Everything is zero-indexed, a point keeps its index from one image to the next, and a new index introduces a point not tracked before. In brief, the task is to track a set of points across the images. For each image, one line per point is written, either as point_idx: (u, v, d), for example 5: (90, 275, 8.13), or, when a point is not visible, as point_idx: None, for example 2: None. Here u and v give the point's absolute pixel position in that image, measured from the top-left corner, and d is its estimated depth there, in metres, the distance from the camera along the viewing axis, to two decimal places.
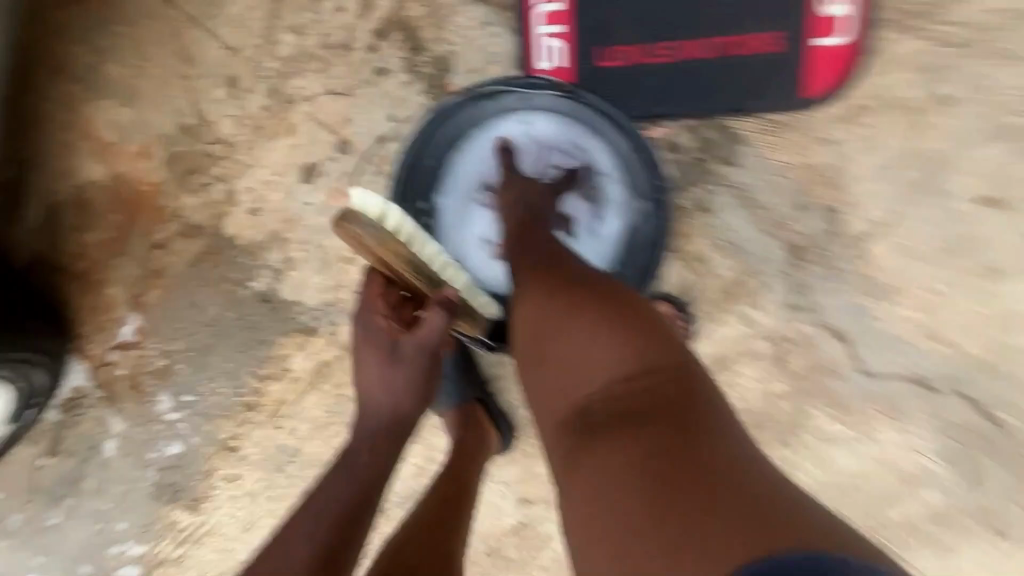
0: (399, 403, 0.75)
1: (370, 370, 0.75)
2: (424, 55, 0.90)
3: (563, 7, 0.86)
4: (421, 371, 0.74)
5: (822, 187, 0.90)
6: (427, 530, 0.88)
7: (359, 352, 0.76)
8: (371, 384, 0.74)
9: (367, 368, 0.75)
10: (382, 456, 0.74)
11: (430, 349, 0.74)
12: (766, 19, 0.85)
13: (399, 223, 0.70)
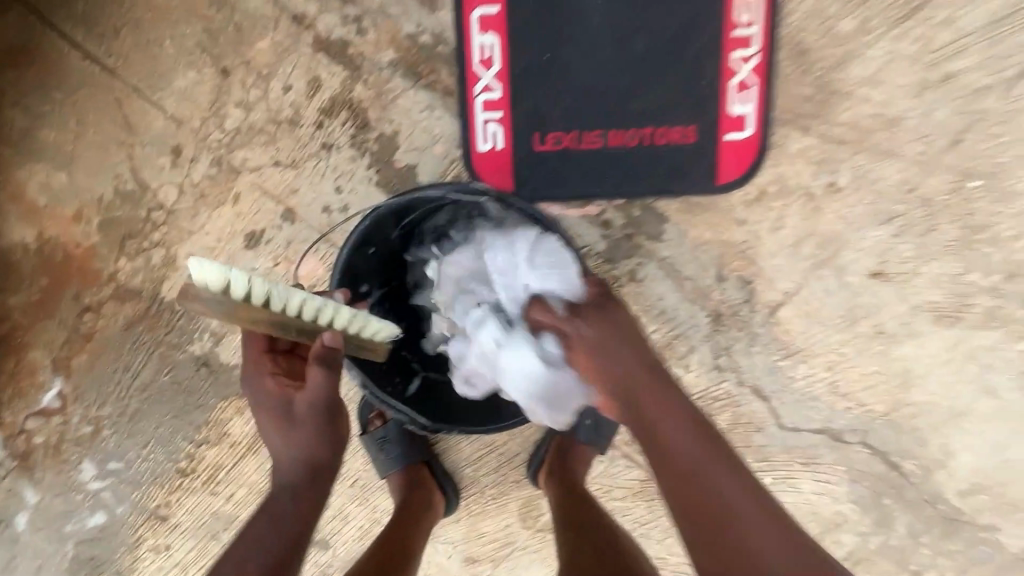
0: (308, 453, 0.69)
1: (269, 434, 0.70)
2: (370, 134, 0.94)
3: (501, 94, 0.92)
4: (324, 423, 0.70)
5: (740, 261, 0.99)
6: (377, 564, 0.88)
7: (257, 417, 0.72)
8: (273, 442, 0.70)
9: (266, 432, 0.71)
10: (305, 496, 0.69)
11: (320, 402, 0.69)
12: (683, 113, 0.94)
13: (248, 287, 0.62)
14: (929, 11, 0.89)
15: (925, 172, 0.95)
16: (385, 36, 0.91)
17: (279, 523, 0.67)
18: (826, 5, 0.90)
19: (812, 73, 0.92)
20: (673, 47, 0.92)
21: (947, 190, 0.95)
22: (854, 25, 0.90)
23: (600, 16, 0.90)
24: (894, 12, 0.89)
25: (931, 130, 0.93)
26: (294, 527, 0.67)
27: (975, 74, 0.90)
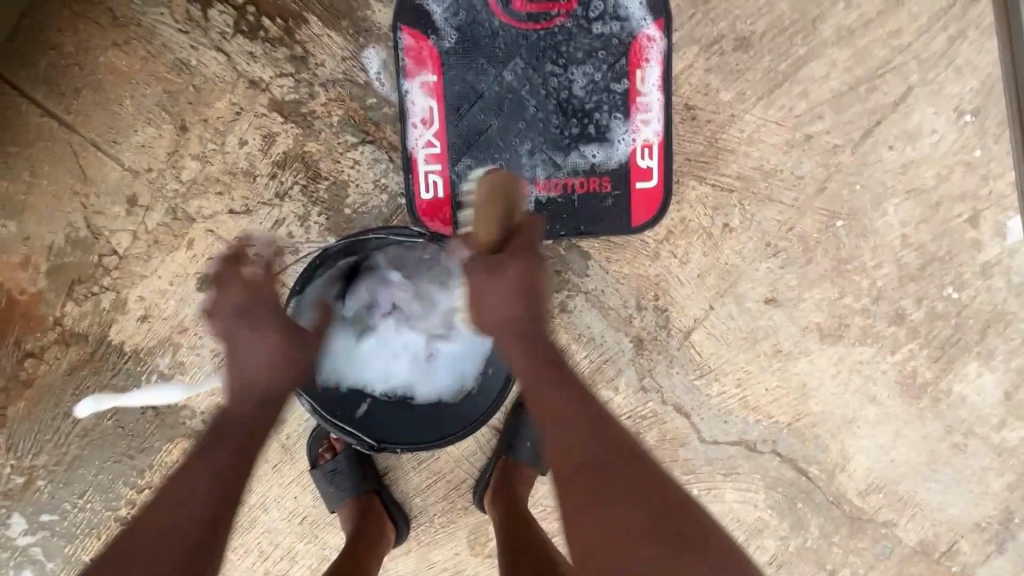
0: (273, 385, 0.82)
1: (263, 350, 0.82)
2: (322, 184, 1.03)
3: (439, 149, 1.04)
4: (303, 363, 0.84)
5: (655, 292, 1.13)
6: None
7: (247, 329, 0.82)
8: (259, 364, 0.81)
9: (262, 346, 0.82)
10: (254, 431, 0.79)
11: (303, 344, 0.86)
12: (598, 166, 1.07)
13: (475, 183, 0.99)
14: (789, 84, 1.08)
15: (799, 214, 1.13)
16: (334, 98, 1.01)
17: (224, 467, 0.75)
18: (708, 79, 1.06)
19: (702, 132, 1.08)
20: (588, 108, 1.05)
21: (818, 228, 1.14)
22: (731, 95, 1.07)
23: (518, 69, 1.02)
24: (763, 85, 1.07)
25: (802, 179, 1.11)
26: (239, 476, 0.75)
27: (830, 135, 1.10)
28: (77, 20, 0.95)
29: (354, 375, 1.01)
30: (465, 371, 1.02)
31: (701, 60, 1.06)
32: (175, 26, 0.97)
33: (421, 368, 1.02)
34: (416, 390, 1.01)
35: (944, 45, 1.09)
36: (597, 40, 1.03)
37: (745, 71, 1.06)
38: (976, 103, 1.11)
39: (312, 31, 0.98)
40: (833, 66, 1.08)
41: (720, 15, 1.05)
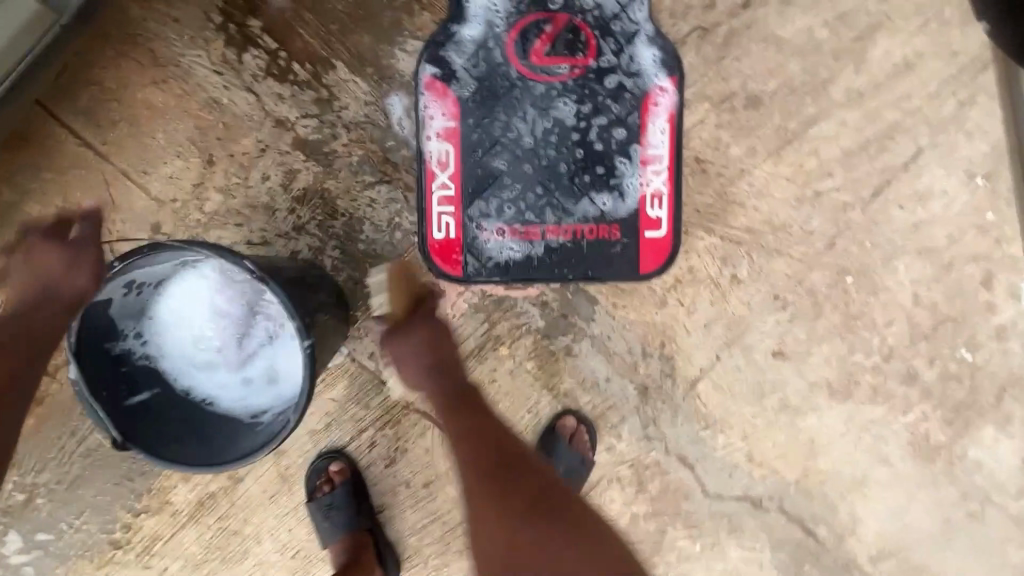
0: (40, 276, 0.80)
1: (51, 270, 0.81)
2: (338, 220, 1.06)
3: (453, 191, 1.06)
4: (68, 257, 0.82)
5: (661, 339, 1.13)
6: None
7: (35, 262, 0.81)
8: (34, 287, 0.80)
9: (47, 268, 0.81)
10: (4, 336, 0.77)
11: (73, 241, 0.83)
12: (608, 213, 1.09)
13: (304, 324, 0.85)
14: (799, 142, 1.09)
15: (809, 268, 1.13)
16: (356, 139, 1.05)
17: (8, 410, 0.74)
18: (719, 134, 1.09)
19: (712, 185, 1.10)
20: (600, 158, 1.07)
21: (828, 283, 1.13)
22: (742, 150, 1.09)
23: (532, 117, 1.05)
24: (773, 142, 1.09)
25: (811, 234, 1.12)
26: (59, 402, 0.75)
27: (840, 192, 1.11)
28: (118, 58, 1.01)
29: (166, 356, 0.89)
30: (270, 405, 0.89)
31: (713, 116, 1.08)
32: (210, 68, 1.02)
33: (213, 372, 0.89)
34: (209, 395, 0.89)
35: (955, 110, 1.10)
36: (610, 93, 1.06)
37: (755, 128, 1.09)
38: (988, 167, 1.11)
39: (339, 76, 1.03)
40: (843, 126, 1.10)
41: (732, 74, 1.07)
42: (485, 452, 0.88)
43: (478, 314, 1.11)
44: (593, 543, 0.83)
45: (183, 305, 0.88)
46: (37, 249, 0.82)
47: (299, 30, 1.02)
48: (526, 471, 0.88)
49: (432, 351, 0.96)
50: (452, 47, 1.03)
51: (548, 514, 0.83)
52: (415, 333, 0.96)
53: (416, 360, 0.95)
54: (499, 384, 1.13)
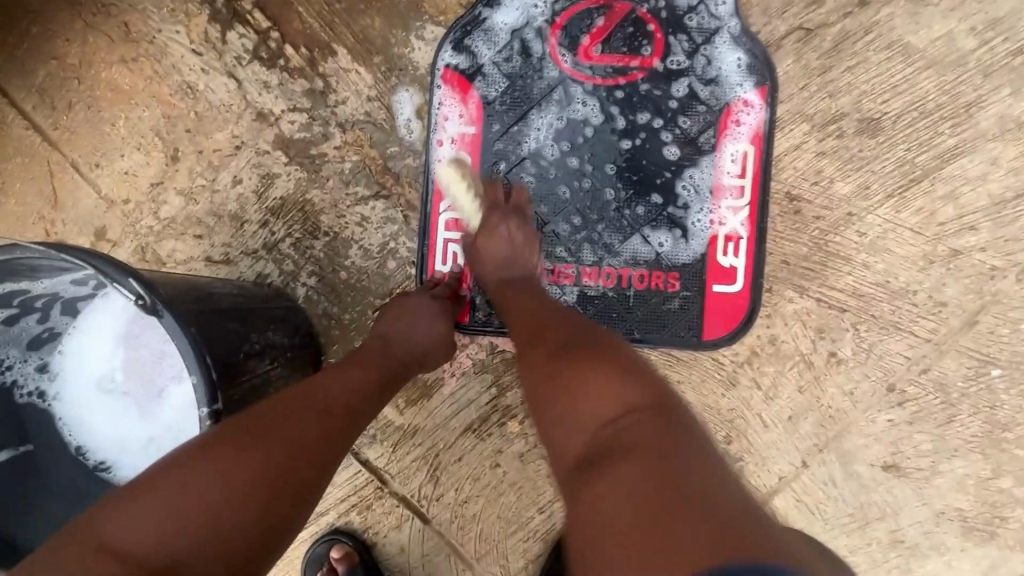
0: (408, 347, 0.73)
1: (416, 323, 0.75)
2: (318, 241, 0.84)
3: None
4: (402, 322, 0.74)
5: (726, 431, 0.84)
6: None
7: (393, 310, 0.76)
8: (406, 334, 0.73)
9: (417, 317, 0.75)
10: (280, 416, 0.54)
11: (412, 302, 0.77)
12: (665, 257, 0.83)
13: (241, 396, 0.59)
14: (930, 182, 0.82)
15: (938, 353, 0.83)
16: (351, 142, 0.84)
17: (281, 410, 0.54)
18: (821, 165, 0.82)
19: (807, 231, 0.83)
20: (659, 184, 0.82)
21: (965, 376, 0.83)
22: (850, 188, 0.82)
23: (574, 128, 0.83)
24: (894, 180, 0.82)
25: (943, 306, 0.82)
26: (344, 405, 0.60)
27: (986, 253, 0.82)
28: (86, 31, 0.85)
29: (75, 400, 0.65)
30: None
31: (813, 141, 0.82)
32: (188, 46, 0.84)
33: (122, 423, 0.65)
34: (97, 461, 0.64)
35: None
36: (679, 103, 0.82)
37: (870, 160, 0.82)
38: None
39: (338, 65, 0.84)
40: (994, 165, 0.81)
41: (842, 89, 0.82)
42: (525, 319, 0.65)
43: (484, 375, 0.85)
44: (618, 375, 0.52)
45: (94, 331, 0.65)
46: (415, 297, 0.77)
47: (298, 8, 0.84)
48: (555, 309, 0.65)
49: (508, 246, 0.74)
50: (480, 35, 0.82)
51: (563, 340, 0.58)
52: (478, 242, 0.76)
53: (493, 262, 0.75)
54: (504, 472, 0.85)
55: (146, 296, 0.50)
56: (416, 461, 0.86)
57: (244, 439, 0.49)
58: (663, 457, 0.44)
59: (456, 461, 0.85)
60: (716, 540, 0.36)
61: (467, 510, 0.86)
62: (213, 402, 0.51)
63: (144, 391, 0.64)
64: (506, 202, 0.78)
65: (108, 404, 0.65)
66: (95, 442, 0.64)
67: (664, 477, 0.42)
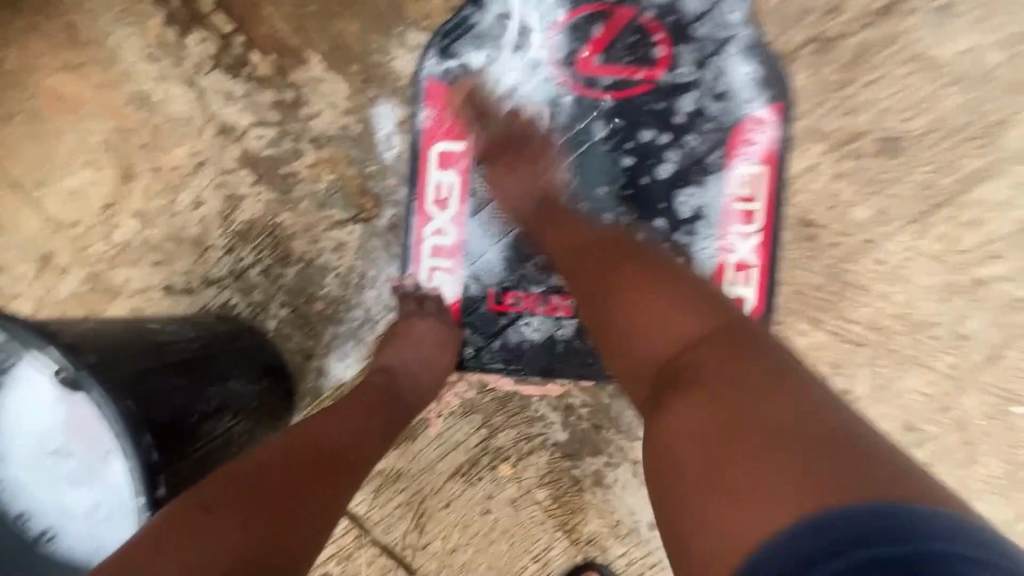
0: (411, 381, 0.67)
1: (413, 360, 0.69)
2: (290, 268, 0.77)
3: (454, 239, 0.77)
4: (413, 354, 0.69)
5: None
6: None
7: (393, 341, 0.70)
8: (405, 372, 0.67)
9: (416, 352, 0.69)
10: (288, 460, 0.49)
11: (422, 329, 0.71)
12: None
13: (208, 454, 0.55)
14: (953, 208, 0.76)
15: (959, 390, 0.78)
16: (326, 159, 0.76)
17: (291, 457, 0.50)
18: (837, 188, 0.76)
19: (821, 259, 0.77)
20: (664, 206, 0.76)
21: (986, 414, 0.78)
22: (868, 213, 0.76)
23: (573, 143, 0.75)
24: (916, 205, 0.76)
25: (965, 340, 0.77)
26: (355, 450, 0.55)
27: (1012, 283, 0.77)
28: (26, 33, 0.76)
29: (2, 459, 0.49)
30: None
31: (829, 162, 0.76)
32: (142, 52, 0.76)
33: (62, 491, 0.49)
34: (35, 535, 0.50)
35: None
36: (685, 119, 0.75)
37: (890, 183, 0.76)
38: None
39: (311, 74, 0.75)
40: (1020, 189, 0.76)
41: (861, 105, 0.75)
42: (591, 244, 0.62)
43: (473, 416, 0.78)
44: (683, 307, 0.52)
45: (17, 379, 0.48)
46: (420, 323, 0.71)
47: (265, 10, 0.75)
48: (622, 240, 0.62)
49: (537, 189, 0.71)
50: (470, 41, 0.74)
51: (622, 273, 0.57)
52: (501, 184, 0.72)
53: (524, 202, 0.71)
54: (495, 518, 0.79)
55: (69, 367, 0.47)
56: (400, 508, 0.79)
57: (252, 493, 0.45)
58: (745, 384, 0.43)
59: (444, 508, 0.79)
60: (870, 474, 0.36)
61: (455, 560, 0.79)
62: (154, 488, 0.47)
63: (86, 453, 0.48)
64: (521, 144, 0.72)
65: (44, 468, 0.49)
66: (30, 510, 0.50)
67: (761, 404, 0.42)
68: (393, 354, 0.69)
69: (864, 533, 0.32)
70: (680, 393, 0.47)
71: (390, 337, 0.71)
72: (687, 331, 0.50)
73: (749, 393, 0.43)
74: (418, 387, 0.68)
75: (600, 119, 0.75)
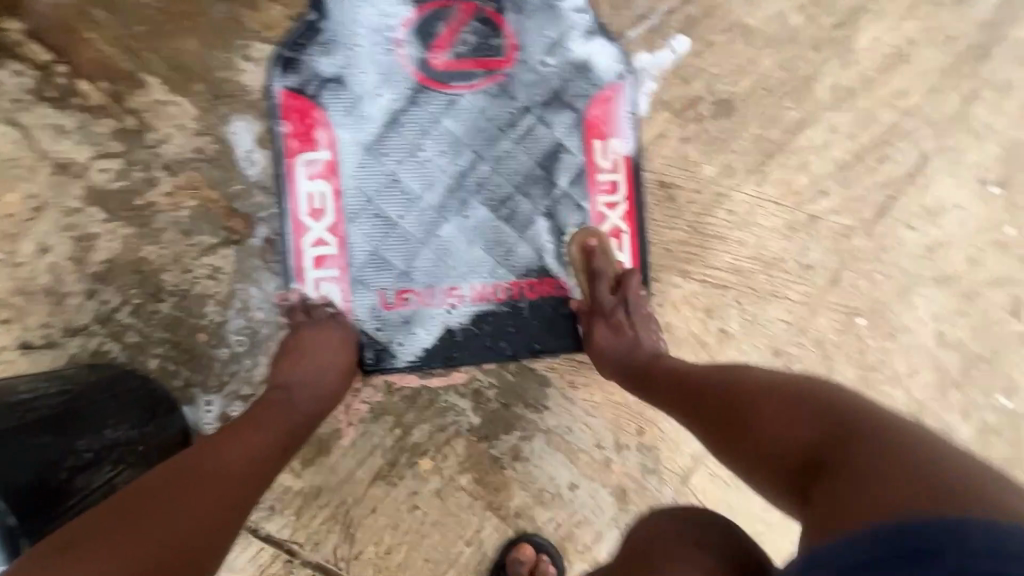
0: (315, 387, 0.68)
1: (310, 369, 0.68)
2: (164, 302, 0.73)
3: (336, 249, 0.76)
4: (315, 360, 0.69)
5: (639, 424, 0.84)
6: None
7: (286, 357, 0.69)
8: (301, 386, 0.67)
9: (312, 360, 0.69)
10: (179, 482, 0.49)
11: (318, 336, 0.71)
12: (553, 262, 0.80)
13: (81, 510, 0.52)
14: (783, 155, 0.86)
15: (812, 313, 0.89)
16: (184, 185, 0.73)
17: (175, 478, 0.49)
18: (685, 150, 0.84)
19: (682, 216, 0.85)
20: (535, 187, 0.79)
21: (836, 329, 0.90)
22: (715, 169, 0.85)
23: (441, 138, 0.76)
24: (752, 157, 0.86)
25: (810, 270, 0.88)
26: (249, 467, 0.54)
27: (839, 214, 0.89)
28: None
29: None
30: None
31: (675, 128, 0.84)
32: None
33: None
34: None
35: (957, 107, 0.90)
36: (543, 101, 0.78)
37: (728, 141, 0.85)
38: (1002, 172, 0.92)
39: (152, 97, 0.72)
40: (833, 133, 0.87)
41: (694, 74, 0.83)
42: (623, 364, 0.73)
43: (385, 419, 0.79)
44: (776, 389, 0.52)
45: None
46: (308, 333, 0.71)
47: (86, 35, 0.70)
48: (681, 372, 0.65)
49: (633, 348, 0.73)
50: (317, 48, 0.73)
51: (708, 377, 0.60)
52: (591, 335, 0.76)
53: (615, 362, 0.74)
54: (423, 513, 0.80)
55: None
56: (326, 523, 0.78)
57: (129, 520, 0.44)
58: (866, 436, 0.44)
59: (371, 514, 0.79)
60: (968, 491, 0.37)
61: (390, 561, 0.79)
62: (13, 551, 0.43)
63: None
64: (592, 305, 0.77)
65: None
66: None
67: (868, 448, 0.43)
68: (291, 364, 0.68)
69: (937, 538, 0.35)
70: (818, 468, 0.45)
71: (284, 348, 0.70)
72: (779, 396, 0.51)
73: (856, 441, 0.44)
74: (323, 392, 0.68)
75: (462, 111, 0.77)
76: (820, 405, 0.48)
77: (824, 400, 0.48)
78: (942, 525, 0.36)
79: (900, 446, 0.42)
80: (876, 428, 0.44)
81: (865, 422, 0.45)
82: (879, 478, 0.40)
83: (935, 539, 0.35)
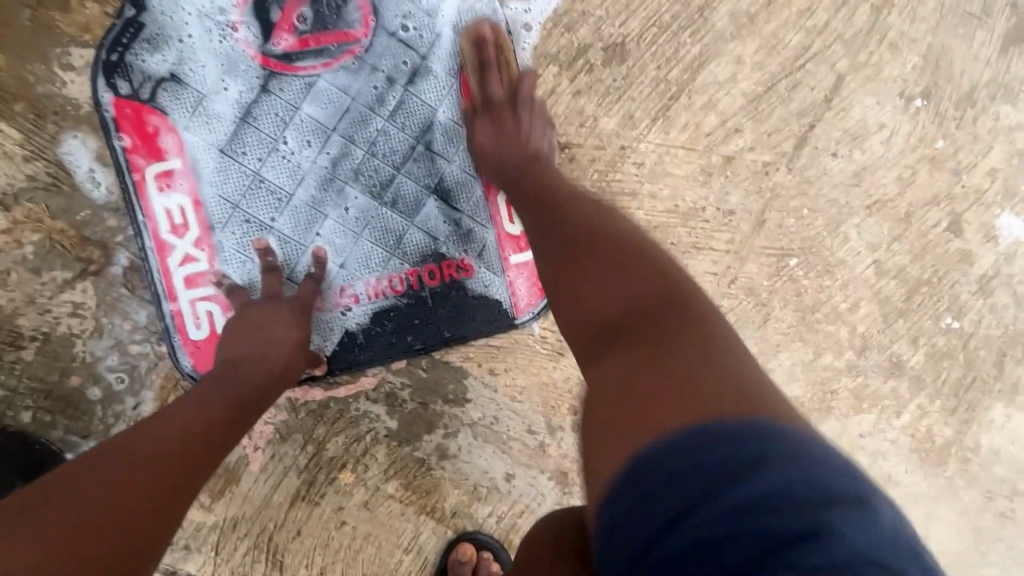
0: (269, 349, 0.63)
1: (260, 339, 0.63)
2: (26, 350, 0.67)
3: (207, 264, 0.69)
4: (268, 324, 0.65)
5: (570, 403, 0.80)
6: None
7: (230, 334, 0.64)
8: (251, 356, 0.62)
9: (263, 330, 0.64)
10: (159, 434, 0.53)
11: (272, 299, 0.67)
12: (452, 244, 0.74)
13: None
14: (687, 97, 0.80)
15: (740, 260, 0.84)
16: (24, 219, 0.66)
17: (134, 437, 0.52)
18: (580, 105, 0.77)
19: (587, 176, 0.79)
20: (418, 165, 0.72)
21: (768, 273, 0.85)
22: (615, 121, 0.78)
23: (303, 126, 0.69)
24: (654, 102, 0.79)
25: (733, 215, 0.83)
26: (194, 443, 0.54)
27: (756, 151, 0.83)
28: None
29: None
30: None
31: (565, 81, 0.77)
32: None
33: None
34: None
35: (869, 19, 0.84)
36: (412, 70, 0.71)
37: (626, 88, 0.78)
38: (925, 82, 0.86)
39: None
40: (739, 64, 0.81)
41: (578, 20, 0.76)
42: (500, 164, 0.68)
43: (295, 437, 0.74)
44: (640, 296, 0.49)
45: None
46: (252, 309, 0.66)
47: None
48: (596, 217, 0.56)
49: (517, 140, 0.69)
50: (143, 45, 0.65)
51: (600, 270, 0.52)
52: (473, 135, 0.71)
53: (490, 149, 0.69)
54: (353, 527, 0.76)
55: None
56: (250, 554, 0.74)
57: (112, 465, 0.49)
58: (691, 341, 0.45)
59: (296, 537, 0.75)
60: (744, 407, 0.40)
61: None
62: None
63: None
64: (483, 103, 0.71)
65: None
66: None
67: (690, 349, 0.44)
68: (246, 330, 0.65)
69: (722, 456, 0.36)
70: (651, 357, 0.45)
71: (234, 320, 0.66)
72: (637, 297, 0.49)
73: (684, 348, 0.44)
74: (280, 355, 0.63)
75: (322, 93, 0.69)
76: (684, 322, 0.47)
77: (689, 317, 0.47)
78: (750, 453, 0.36)
79: (713, 357, 0.44)
80: (711, 351, 0.45)
81: (698, 329, 0.46)
82: (690, 386, 0.41)
83: (735, 447, 0.36)
